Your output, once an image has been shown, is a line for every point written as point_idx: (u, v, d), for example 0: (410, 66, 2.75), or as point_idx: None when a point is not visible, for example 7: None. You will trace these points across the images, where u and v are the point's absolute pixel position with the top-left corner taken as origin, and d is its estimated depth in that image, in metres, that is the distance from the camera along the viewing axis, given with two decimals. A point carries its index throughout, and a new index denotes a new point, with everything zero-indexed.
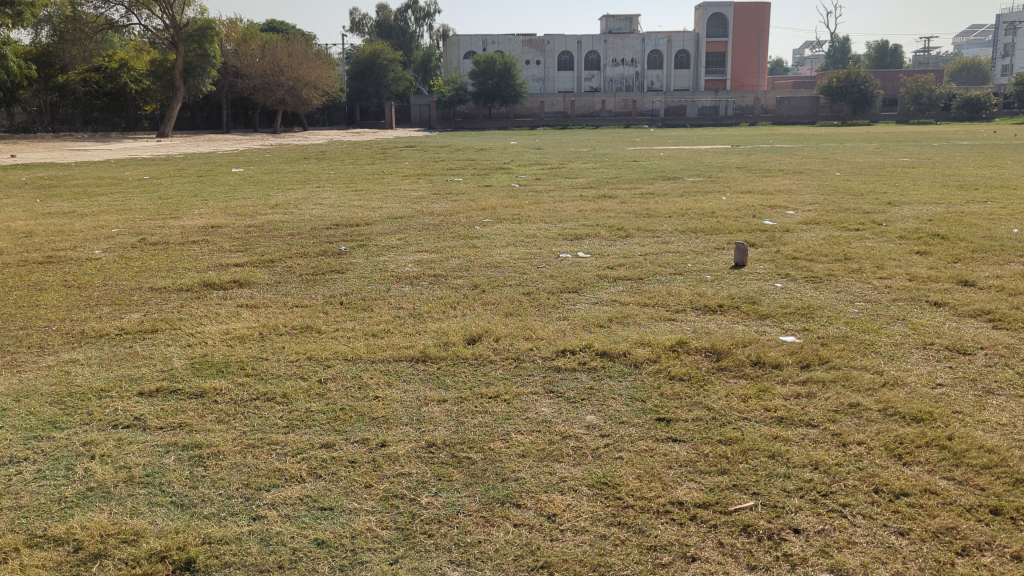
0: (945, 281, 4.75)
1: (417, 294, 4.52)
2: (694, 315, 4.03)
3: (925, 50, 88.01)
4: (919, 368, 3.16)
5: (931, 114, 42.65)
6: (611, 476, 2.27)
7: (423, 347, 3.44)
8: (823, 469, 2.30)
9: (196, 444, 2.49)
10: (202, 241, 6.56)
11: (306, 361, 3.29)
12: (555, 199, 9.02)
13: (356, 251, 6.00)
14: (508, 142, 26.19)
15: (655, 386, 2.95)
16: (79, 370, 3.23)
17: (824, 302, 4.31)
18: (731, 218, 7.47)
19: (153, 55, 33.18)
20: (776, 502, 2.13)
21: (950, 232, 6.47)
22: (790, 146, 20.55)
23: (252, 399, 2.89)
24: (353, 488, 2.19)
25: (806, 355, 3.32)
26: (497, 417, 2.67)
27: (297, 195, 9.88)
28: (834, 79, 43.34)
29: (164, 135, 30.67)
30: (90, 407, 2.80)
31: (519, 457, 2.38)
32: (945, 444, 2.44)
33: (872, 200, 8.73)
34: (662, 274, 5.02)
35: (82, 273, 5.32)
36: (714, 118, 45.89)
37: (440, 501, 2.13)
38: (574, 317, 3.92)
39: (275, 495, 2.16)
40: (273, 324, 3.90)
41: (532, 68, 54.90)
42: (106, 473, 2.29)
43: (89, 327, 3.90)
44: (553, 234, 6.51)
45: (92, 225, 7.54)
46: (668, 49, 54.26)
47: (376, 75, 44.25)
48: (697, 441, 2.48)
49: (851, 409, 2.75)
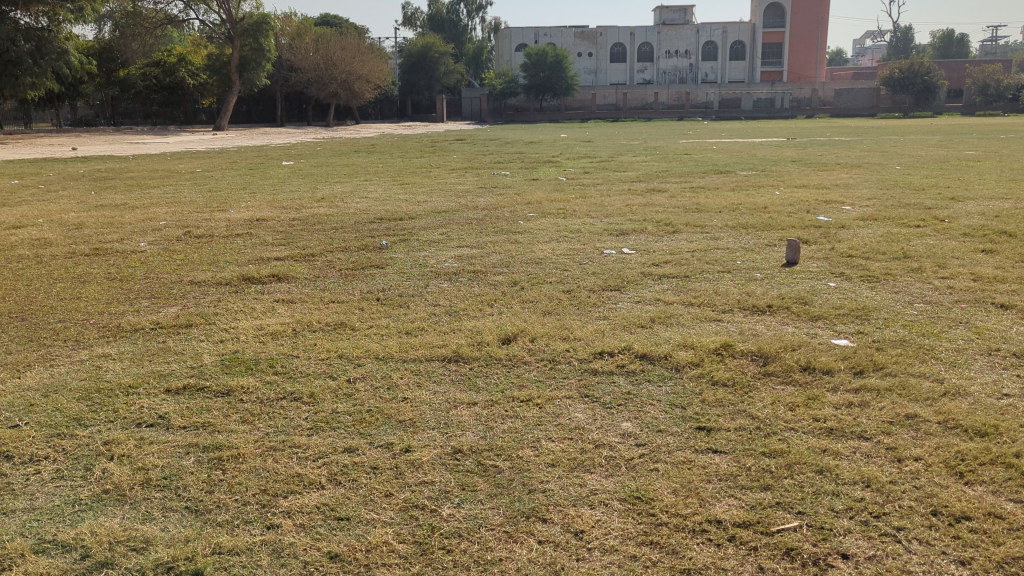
0: (1013, 281, 4.49)
1: (455, 290, 4.42)
2: (741, 315, 3.85)
3: (992, 40, 85.17)
4: (984, 376, 2.95)
5: (998, 105, 41.16)
6: (644, 490, 2.13)
7: (456, 346, 3.34)
8: (875, 487, 2.13)
9: (217, 446, 2.43)
10: (245, 235, 6.55)
11: (337, 360, 3.21)
12: (603, 193, 8.84)
13: (398, 245, 5.94)
14: (558, 135, 25.97)
15: (697, 392, 2.80)
16: (110, 365, 3.20)
17: (881, 302, 4.09)
18: (784, 213, 7.23)
19: (209, 50, 33.75)
20: (823, 524, 1.97)
21: (1017, 229, 6.15)
22: (849, 138, 20.00)
23: (279, 398, 2.81)
24: (372, 497, 2.10)
25: (860, 360, 3.13)
26: (527, 423, 2.55)
27: (343, 189, 9.88)
28: (896, 69, 42.13)
29: (220, 128, 31.13)
30: (116, 405, 2.76)
31: (548, 466, 2.26)
32: (1011, 463, 2.24)
33: (934, 195, 8.40)
34: (710, 272, 4.83)
35: (126, 266, 5.33)
36: (770, 110, 45.07)
37: (462, 513, 2.02)
38: (615, 317, 3.78)
39: (291, 503, 2.08)
40: (308, 320, 3.84)
41: (583, 60, 54.64)
42: (123, 475, 2.24)
43: (125, 321, 3.88)
44: (598, 230, 6.36)
45: (141, 217, 7.62)
46: (724, 39, 53.33)
47: (428, 69, 44.28)
48: (740, 453, 2.33)
49: (907, 421, 2.56)
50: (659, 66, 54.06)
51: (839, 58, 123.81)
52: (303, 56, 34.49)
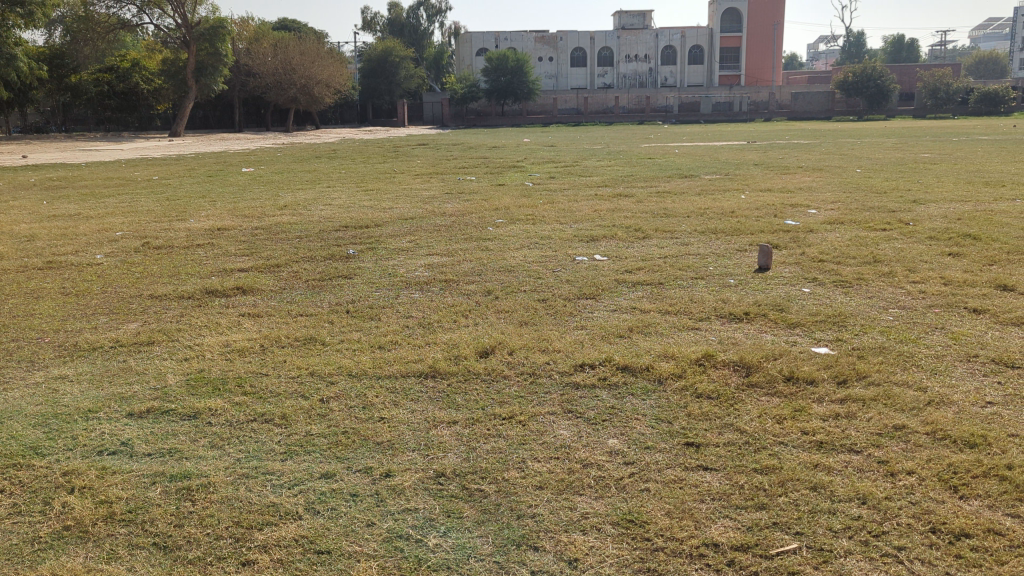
0: (983, 286, 4.50)
1: (427, 301, 4.32)
2: (718, 323, 3.80)
3: (941, 45, 87.10)
4: (966, 384, 2.92)
5: (948, 108, 42.03)
6: (637, 512, 2.06)
7: (432, 361, 3.24)
8: (872, 504, 2.07)
9: (185, 474, 2.31)
10: (207, 245, 6.36)
11: (308, 378, 3.09)
12: (570, 198, 8.80)
13: (365, 254, 5.81)
14: (521, 140, 25.86)
15: (682, 405, 2.73)
16: (68, 388, 3.04)
17: (856, 308, 4.08)
18: (752, 217, 7.24)
19: (163, 54, 33.11)
20: (822, 545, 1.91)
21: (981, 231, 6.22)
22: (808, 141, 20.30)
23: (249, 420, 2.69)
24: (353, 527, 2.00)
25: (842, 369, 3.09)
26: (511, 442, 2.47)
27: (305, 195, 9.70)
28: (849, 73, 42.76)
29: (177, 134, 30.53)
30: (75, 431, 2.62)
31: (536, 489, 2.17)
32: (1005, 475, 2.20)
33: (896, 198, 8.48)
34: (683, 279, 4.78)
35: (82, 280, 5.14)
36: (729, 113, 45.53)
37: (449, 543, 1.93)
38: (593, 327, 3.71)
39: (268, 536, 1.98)
40: (276, 335, 3.71)
41: (544, 65, 54.77)
42: (86, 509, 2.11)
43: (83, 339, 3.72)
44: (568, 236, 6.29)
45: (97, 228, 7.40)
46: (682, 44, 53.83)
47: (388, 73, 43.99)
48: (731, 469, 2.27)
49: (896, 432, 2.52)
50: (619, 70, 54.37)
51: (794, 60, 125.55)
52: (261, 61, 34.02)
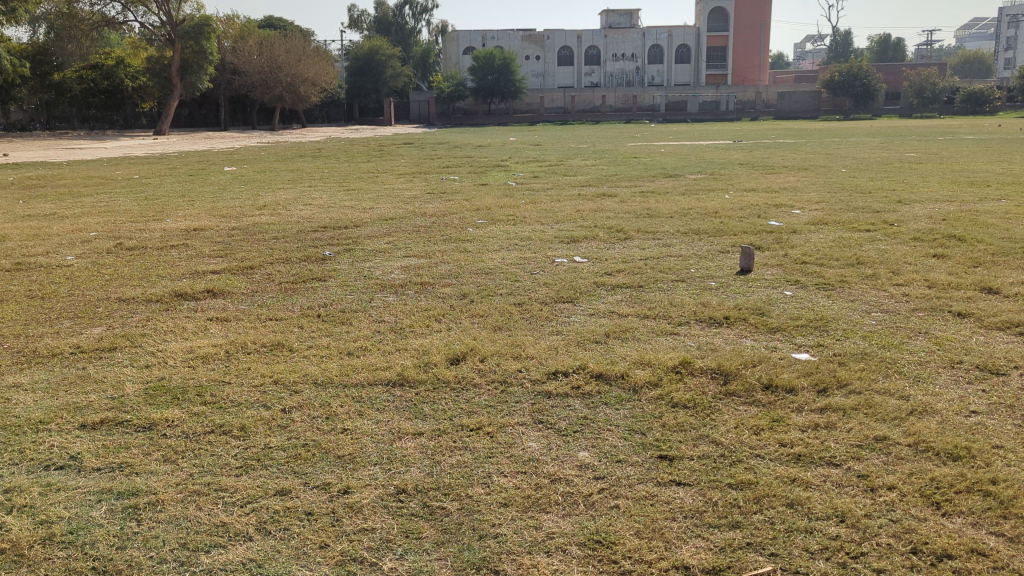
0: (966, 288, 4.44)
1: (402, 305, 4.21)
2: (697, 328, 3.71)
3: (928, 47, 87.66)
4: (949, 392, 2.84)
5: (934, 108, 42.31)
6: (605, 532, 1.96)
7: (401, 368, 3.13)
8: (851, 523, 1.98)
9: (133, 492, 2.19)
10: (182, 247, 6.21)
11: (271, 387, 2.98)
12: (552, 198, 8.67)
13: (341, 256, 5.68)
14: (506, 138, 25.74)
15: (657, 415, 2.64)
16: (21, 398, 2.92)
17: (838, 312, 3.99)
18: (735, 217, 7.19)
19: (149, 52, 32.74)
20: (797, 568, 1.81)
21: (966, 232, 6.15)
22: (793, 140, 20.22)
23: (206, 432, 2.58)
24: (305, 550, 1.90)
25: (822, 376, 3.00)
26: (477, 456, 2.36)
27: (286, 195, 9.58)
28: (835, 73, 42.93)
29: (162, 133, 30.19)
30: (23, 444, 2.50)
31: (501, 507, 2.07)
32: (989, 490, 2.12)
33: (880, 198, 8.43)
34: (665, 282, 4.69)
35: (49, 282, 5.01)
36: (716, 112, 45.60)
37: (405, 566, 1.83)
38: (568, 332, 3.61)
39: (214, 559, 1.87)
40: (242, 341, 3.58)
41: (531, 64, 54.72)
42: (23, 530, 2.00)
43: (43, 345, 3.59)
44: (548, 237, 6.20)
45: (70, 228, 7.26)
46: (670, 43, 53.92)
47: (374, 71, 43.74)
48: (705, 485, 2.17)
49: (877, 444, 2.43)
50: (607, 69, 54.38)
51: (781, 61, 126.53)
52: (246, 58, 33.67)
